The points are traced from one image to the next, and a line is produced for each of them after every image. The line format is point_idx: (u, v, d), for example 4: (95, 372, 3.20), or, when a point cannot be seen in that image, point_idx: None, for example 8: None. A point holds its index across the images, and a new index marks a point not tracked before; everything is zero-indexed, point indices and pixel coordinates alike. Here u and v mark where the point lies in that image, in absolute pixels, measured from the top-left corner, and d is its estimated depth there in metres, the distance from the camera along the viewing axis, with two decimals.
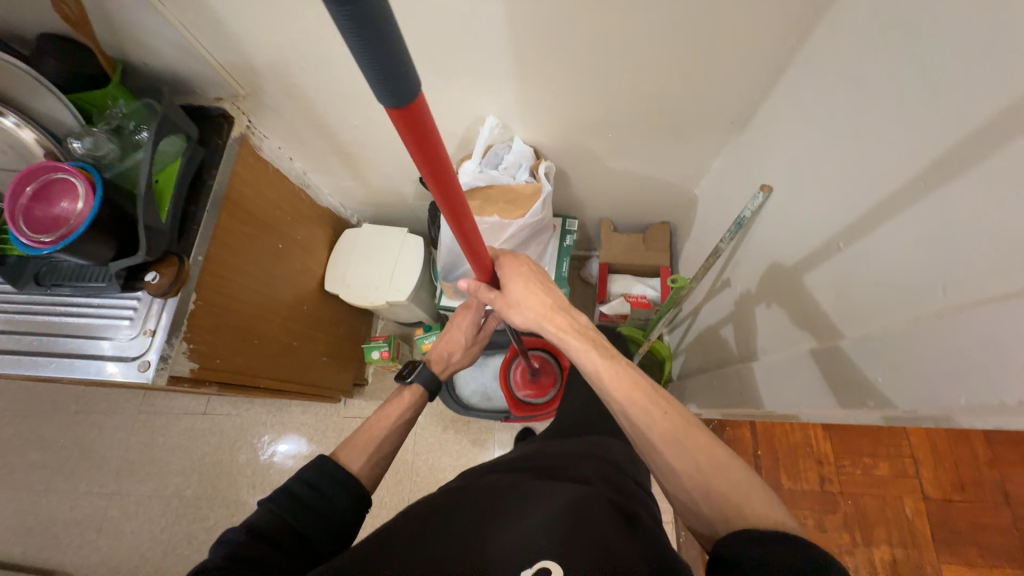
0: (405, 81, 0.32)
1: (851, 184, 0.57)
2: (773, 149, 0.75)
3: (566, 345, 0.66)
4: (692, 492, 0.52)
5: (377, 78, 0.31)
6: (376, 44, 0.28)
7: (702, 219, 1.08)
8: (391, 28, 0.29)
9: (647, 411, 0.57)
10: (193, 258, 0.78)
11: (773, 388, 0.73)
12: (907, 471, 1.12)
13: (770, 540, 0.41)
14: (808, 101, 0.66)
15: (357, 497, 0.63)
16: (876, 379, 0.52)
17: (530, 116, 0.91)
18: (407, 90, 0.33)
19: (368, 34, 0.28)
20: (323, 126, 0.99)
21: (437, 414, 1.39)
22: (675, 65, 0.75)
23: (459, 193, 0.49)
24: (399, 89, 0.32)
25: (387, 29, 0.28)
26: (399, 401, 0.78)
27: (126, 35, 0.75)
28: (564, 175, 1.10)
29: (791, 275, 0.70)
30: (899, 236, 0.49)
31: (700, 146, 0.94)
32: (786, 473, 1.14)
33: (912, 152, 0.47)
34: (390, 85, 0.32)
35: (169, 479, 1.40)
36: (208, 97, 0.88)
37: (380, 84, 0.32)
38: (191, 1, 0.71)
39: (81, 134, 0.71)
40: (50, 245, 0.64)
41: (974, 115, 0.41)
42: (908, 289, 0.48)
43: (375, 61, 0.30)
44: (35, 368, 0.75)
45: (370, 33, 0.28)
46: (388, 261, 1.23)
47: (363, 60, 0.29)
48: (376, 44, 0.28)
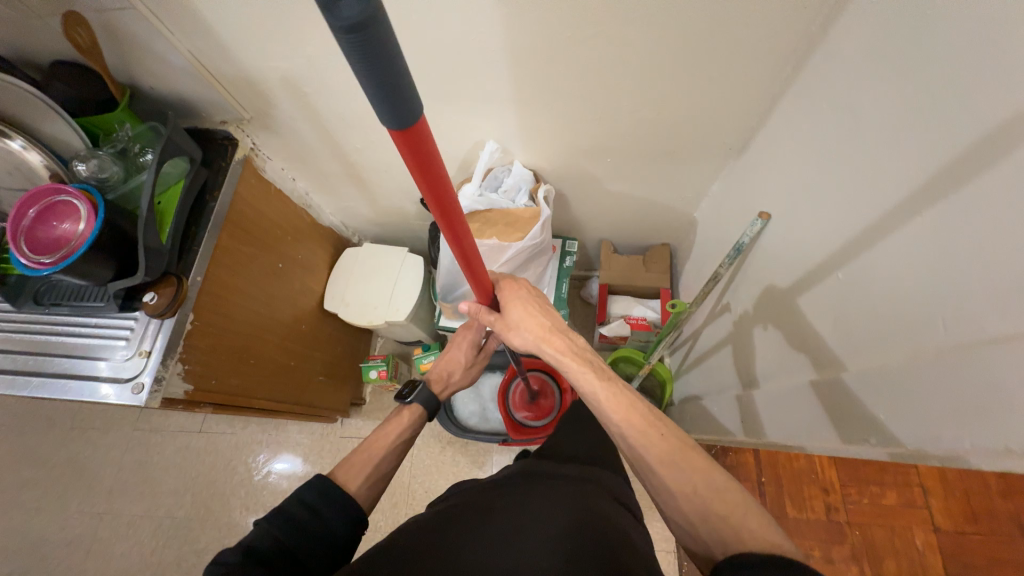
0: (409, 106, 0.32)
1: (845, 214, 0.57)
2: (770, 175, 0.76)
3: (564, 366, 0.64)
4: (690, 515, 0.51)
5: (380, 101, 0.32)
6: (379, 69, 0.29)
7: (701, 242, 1.09)
8: (395, 53, 0.29)
9: (642, 432, 0.56)
10: (192, 279, 0.78)
11: (774, 417, 0.71)
12: (915, 500, 1.07)
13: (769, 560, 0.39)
14: (803, 130, 0.66)
15: (355, 519, 0.61)
16: (879, 414, 0.51)
17: (529, 140, 0.92)
18: (409, 113, 0.33)
19: (371, 59, 0.28)
20: (326, 149, 1.01)
21: (435, 435, 1.37)
22: (672, 92, 0.76)
23: (461, 215, 0.49)
24: (402, 113, 0.33)
25: (389, 52, 0.28)
26: (397, 421, 0.77)
27: (135, 62, 0.77)
28: (563, 198, 1.11)
29: (790, 302, 0.70)
30: (895, 264, 0.49)
31: (699, 170, 0.95)
32: (790, 503, 1.16)
33: (903, 180, 0.48)
34: (393, 109, 0.32)
35: (161, 499, 1.37)
36: (213, 120, 0.90)
37: (383, 107, 0.32)
38: (200, 30, 0.73)
39: (87, 157, 0.72)
40: (49, 266, 0.64)
41: (962, 143, 0.41)
42: (908, 322, 0.48)
43: (377, 83, 0.30)
44: (28, 390, 0.74)
45: (374, 58, 0.28)
46: (388, 280, 1.23)
47: (365, 82, 0.30)
48: (378, 69, 0.29)
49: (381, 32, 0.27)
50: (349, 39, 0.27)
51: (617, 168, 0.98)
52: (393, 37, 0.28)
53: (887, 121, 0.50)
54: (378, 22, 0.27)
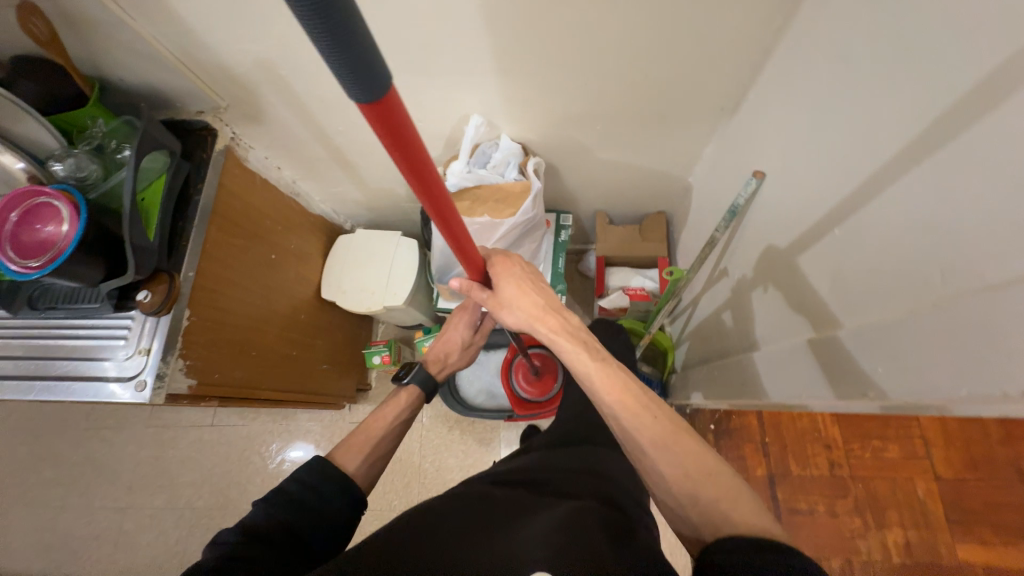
0: (376, 75, 0.31)
1: (840, 166, 0.55)
2: (764, 133, 0.73)
3: (557, 346, 0.65)
4: (681, 498, 0.52)
5: (344, 73, 0.30)
6: (338, 37, 0.27)
7: (697, 208, 1.07)
8: (354, 19, 0.27)
9: (635, 414, 0.57)
10: (184, 275, 0.78)
11: (773, 378, 0.72)
12: (916, 451, 1.11)
13: (757, 549, 0.42)
14: (795, 83, 0.64)
15: (354, 500, 0.62)
16: (875, 370, 0.50)
17: (515, 112, 0.89)
18: (377, 84, 0.31)
19: (332, 33, 0.27)
20: (308, 133, 0.98)
21: (442, 415, 1.39)
22: (659, 51, 0.73)
23: (444, 190, 0.48)
24: (370, 84, 0.31)
25: (351, 25, 0.27)
26: (395, 400, 0.78)
27: (100, 52, 0.74)
28: (555, 170, 1.09)
29: (786, 262, 0.69)
30: (892, 215, 0.48)
31: (692, 133, 0.92)
32: (794, 459, 1.15)
33: (899, 128, 0.46)
34: (358, 80, 0.30)
35: (181, 491, 1.41)
36: (189, 111, 0.87)
37: (348, 80, 0.30)
38: (163, 15, 0.70)
39: (63, 156, 0.71)
40: (38, 269, 0.63)
41: (958, 85, 0.39)
42: (907, 275, 0.47)
43: (341, 59, 0.29)
44: (34, 394, 0.75)
45: (330, 24, 0.26)
46: (383, 265, 1.22)
47: (325, 52, 0.28)
48: (337, 36, 0.27)
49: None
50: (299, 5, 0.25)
51: (608, 136, 0.95)
52: (350, 1, 0.26)
53: (882, 66, 0.47)
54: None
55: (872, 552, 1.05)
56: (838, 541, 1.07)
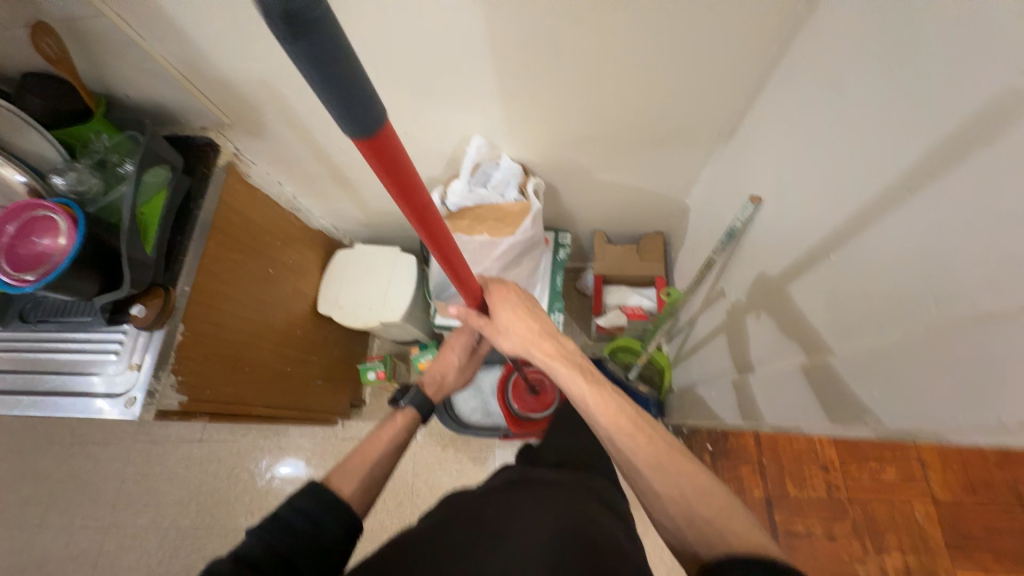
0: (370, 108, 0.31)
1: (834, 195, 0.57)
2: (760, 159, 0.75)
3: (553, 370, 0.65)
4: (678, 520, 0.51)
5: (336, 106, 0.30)
6: (333, 75, 0.28)
7: (694, 229, 1.08)
8: (350, 55, 0.28)
9: (631, 436, 0.57)
10: (180, 289, 0.77)
11: (771, 401, 0.71)
12: (915, 473, 1.09)
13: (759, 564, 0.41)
14: (789, 111, 0.66)
15: (348, 526, 0.61)
16: (873, 395, 0.51)
17: (516, 133, 0.91)
18: (372, 117, 0.32)
19: (325, 68, 0.27)
20: (310, 150, 0.99)
21: (437, 433, 1.37)
22: (658, 78, 0.75)
23: (439, 219, 0.49)
24: (365, 118, 0.32)
25: (341, 61, 0.27)
26: (390, 426, 0.77)
27: (108, 68, 0.75)
28: (554, 190, 1.10)
29: (780, 285, 0.70)
30: (887, 242, 0.49)
31: (689, 156, 0.94)
32: (791, 480, 1.16)
33: (893, 158, 0.47)
34: (353, 114, 0.31)
35: (166, 510, 1.37)
36: (193, 126, 0.88)
37: (343, 113, 0.31)
38: (172, 34, 0.71)
39: (63, 170, 0.70)
40: (33, 283, 0.63)
41: (949, 120, 0.41)
42: (902, 302, 0.47)
43: (334, 93, 0.29)
44: (19, 410, 0.74)
45: (327, 61, 0.27)
46: (381, 281, 1.22)
47: (320, 87, 0.29)
48: (333, 73, 0.28)
49: (332, 33, 0.26)
50: (295, 44, 0.26)
51: (606, 158, 0.96)
52: (345, 38, 0.27)
53: (876, 99, 0.49)
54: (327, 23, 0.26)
55: None
56: (836, 565, 1.05)
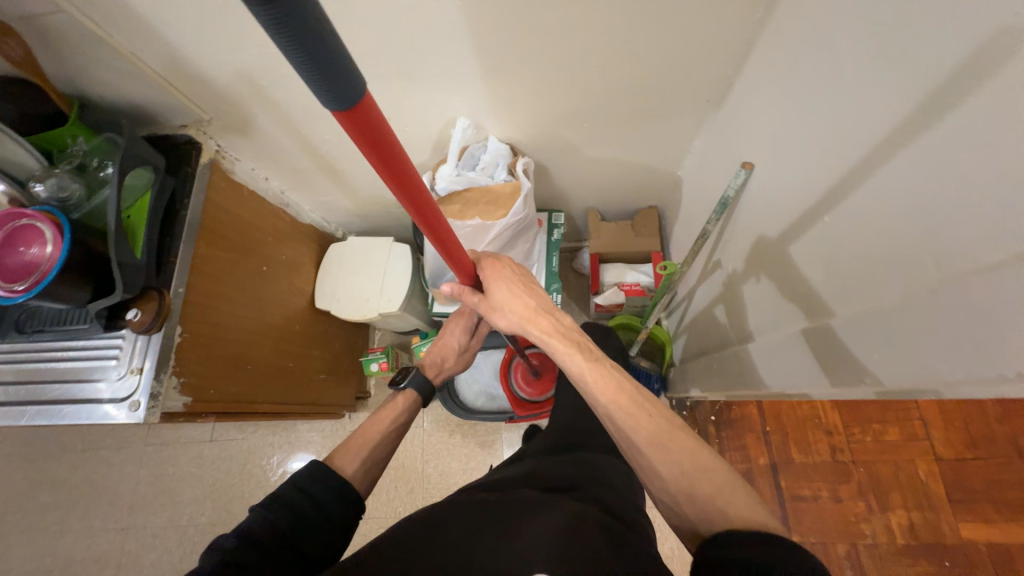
0: (350, 81, 0.31)
1: (827, 155, 0.55)
2: (751, 126, 0.74)
3: (550, 347, 0.65)
4: (677, 496, 0.52)
5: (315, 82, 0.29)
6: (309, 48, 0.27)
7: (688, 201, 1.07)
8: (325, 26, 0.27)
9: (630, 413, 0.57)
10: (173, 291, 0.77)
11: (770, 368, 0.72)
12: (916, 432, 1.12)
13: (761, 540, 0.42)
14: (780, 73, 0.64)
15: (346, 499, 0.62)
16: (871, 356, 0.51)
17: (502, 113, 0.89)
18: (352, 90, 0.31)
19: (300, 41, 0.26)
20: (295, 143, 0.97)
21: (443, 419, 1.38)
22: (644, 45, 0.73)
23: (427, 194, 0.48)
24: (345, 92, 0.31)
25: (318, 33, 0.27)
26: (392, 405, 0.78)
27: (79, 68, 0.73)
28: (545, 170, 1.08)
29: (776, 251, 0.69)
30: (881, 201, 0.48)
31: (680, 126, 0.92)
32: (796, 446, 1.16)
33: (887, 111, 0.46)
34: (333, 89, 0.30)
35: (183, 509, 1.40)
36: (173, 125, 0.87)
37: (322, 89, 0.30)
38: (141, 29, 0.69)
39: (43, 177, 0.69)
40: (24, 292, 0.63)
41: (941, 68, 0.39)
42: (899, 262, 0.46)
43: (312, 67, 0.28)
44: (25, 418, 0.74)
45: (301, 33, 0.26)
46: (377, 272, 1.21)
47: (296, 61, 0.28)
48: (309, 47, 0.27)
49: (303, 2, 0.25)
50: (267, 16, 0.24)
51: (596, 133, 0.95)
52: (320, 11, 0.26)
53: (866, 51, 0.47)
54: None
55: (877, 536, 1.06)
56: (842, 526, 1.08)
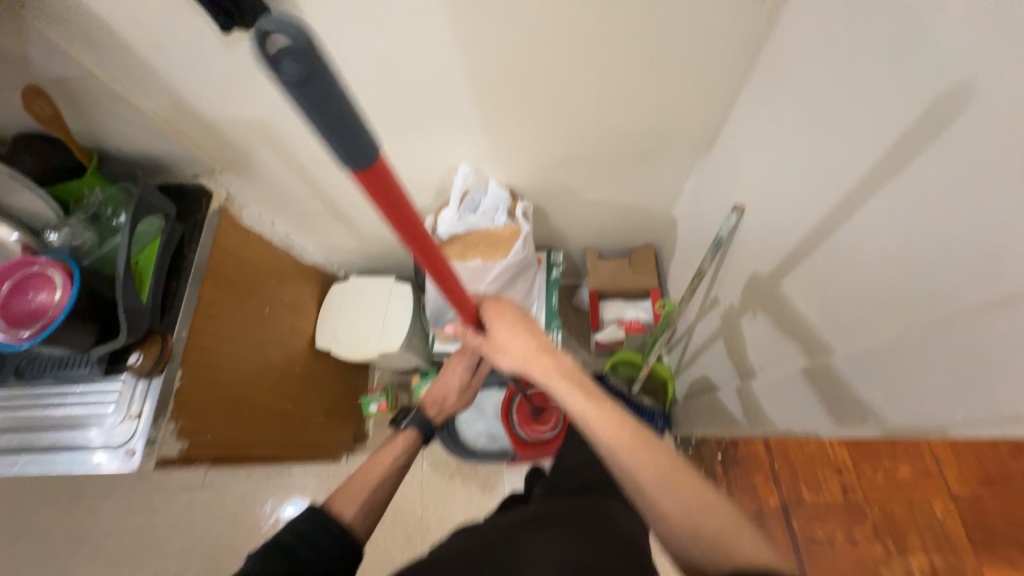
0: (366, 145, 0.33)
1: (810, 199, 0.58)
2: (739, 171, 0.77)
3: (551, 387, 0.64)
4: (683, 536, 0.52)
5: (334, 144, 0.32)
6: (330, 114, 0.29)
7: (683, 239, 1.09)
8: (347, 100, 0.30)
9: (633, 451, 0.56)
10: (177, 335, 0.77)
11: (775, 407, 0.71)
12: (928, 470, 1.09)
13: None
14: (763, 123, 0.68)
15: (349, 547, 0.60)
16: (871, 397, 0.51)
17: (501, 160, 0.93)
18: (368, 153, 0.33)
19: (321, 107, 0.29)
20: (302, 188, 1.01)
21: (442, 461, 1.35)
22: (634, 97, 0.78)
23: (433, 242, 0.50)
24: (361, 155, 0.33)
25: (339, 102, 0.29)
26: (393, 445, 0.76)
27: (101, 124, 0.77)
28: (543, 211, 1.12)
29: (771, 289, 0.71)
30: (865, 243, 0.50)
31: (672, 169, 0.96)
32: (805, 485, 1.13)
33: (860, 160, 0.49)
34: (350, 150, 0.32)
35: (168, 562, 1.33)
36: (185, 174, 0.90)
37: (340, 149, 0.32)
38: (163, 89, 0.74)
39: (58, 225, 0.72)
40: (29, 338, 0.63)
41: (904, 122, 0.43)
42: (887, 302, 0.48)
43: (332, 131, 0.30)
44: (17, 468, 0.73)
45: (324, 106, 0.29)
46: (378, 312, 1.22)
47: (319, 126, 0.30)
48: (329, 113, 0.29)
49: (328, 77, 0.28)
50: (296, 89, 0.27)
51: (591, 177, 0.99)
52: (342, 84, 0.29)
53: (838, 104, 0.51)
54: (324, 73, 0.27)
55: None
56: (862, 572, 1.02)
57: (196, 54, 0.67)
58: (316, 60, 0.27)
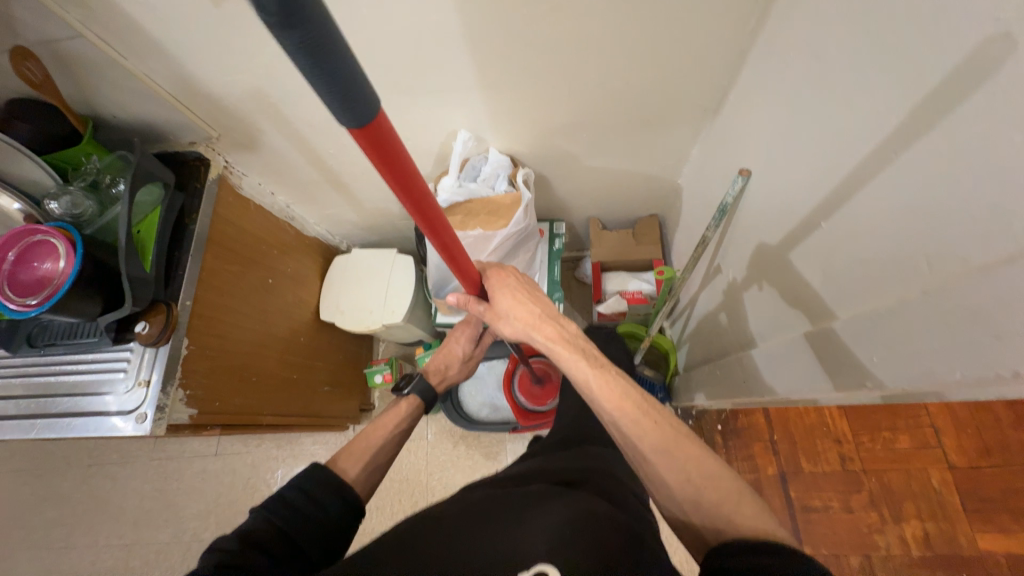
0: (365, 99, 0.32)
1: (818, 162, 0.56)
2: (745, 135, 0.75)
3: (555, 353, 0.65)
4: (684, 504, 0.52)
5: (333, 98, 0.31)
6: (325, 63, 0.28)
7: (688, 209, 1.07)
8: (345, 50, 0.29)
9: (636, 420, 0.57)
10: (182, 304, 0.78)
11: (774, 374, 0.71)
12: (928, 441, 1.11)
13: (760, 551, 0.42)
14: (773, 81, 0.65)
15: (350, 502, 0.62)
16: (871, 359, 0.51)
17: (503, 126, 0.91)
18: (367, 110, 0.33)
19: (318, 57, 0.28)
20: (302, 158, 0.99)
21: (447, 430, 1.38)
22: (638, 54, 0.74)
23: (436, 207, 0.49)
24: (360, 109, 0.32)
25: (336, 50, 0.28)
26: (395, 410, 0.78)
27: (93, 88, 0.75)
28: (544, 181, 1.10)
29: (776, 257, 0.70)
30: (874, 208, 0.49)
31: (678, 135, 0.93)
32: (805, 456, 1.14)
33: (876, 118, 0.46)
34: (348, 104, 0.32)
35: (187, 523, 1.39)
36: (182, 143, 0.89)
37: (339, 104, 0.31)
38: (150, 50, 0.71)
39: (57, 194, 0.72)
40: (37, 306, 0.64)
41: (926, 77, 0.40)
42: (892, 265, 0.47)
43: (329, 84, 0.30)
44: (35, 432, 0.75)
45: (321, 56, 0.28)
46: (380, 282, 1.23)
47: (315, 80, 0.29)
48: (327, 64, 0.28)
49: (326, 26, 0.27)
50: (291, 38, 0.26)
51: (594, 144, 0.96)
52: (339, 33, 0.28)
53: (852, 58, 0.49)
54: (318, 17, 0.26)
55: (893, 547, 1.03)
56: (854, 537, 1.05)
57: (181, 12, 0.65)
58: (311, 3, 0.25)
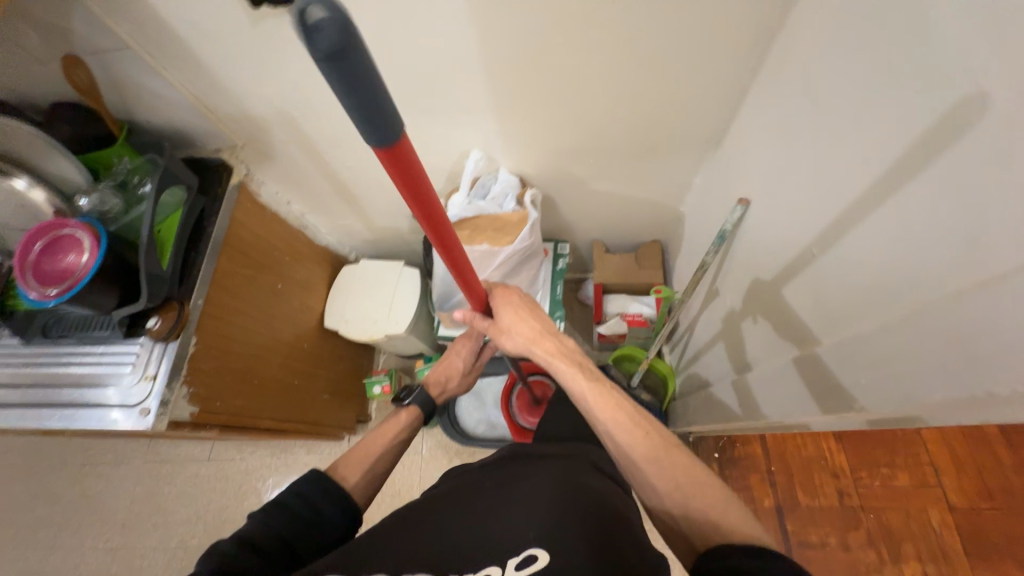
0: (390, 122, 0.35)
1: (811, 193, 0.59)
2: (745, 165, 0.78)
3: (555, 368, 0.67)
4: (671, 510, 0.53)
5: (361, 120, 0.34)
6: (357, 88, 0.31)
7: (689, 235, 1.10)
8: (376, 80, 0.32)
9: (629, 429, 0.58)
10: (193, 302, 0.81)
11: (767, 397, 0.72)
12: (926, 479, 1.09)
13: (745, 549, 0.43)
14: (771, 117, 0.68)
15: (344, 507, 0.62)
16: (860, 380, 0.52)
17: (513, 149, 0.95)
18: (392, 132, 0.36)
19: (352, 84, 0.30)
20: (319, 169, 1.04)
21: (442, 445, 1.37)
22: (645, 86, 0.78)
23: (448, 226, 0.52)
24: (384, 130, 0.35)
25: (368, 78, 0.31)
26: (394, 419, 0.78)
27: (133, 95, 0.81)
28: (551, 202, 1.13)
29: (772, 283, 0.72)
30: (862, 237, 0.51)
31: (681, 163, 0.97)
32: (801, 489, 1.13)
33: (863, 152, 0.49)
34: (374, 125, 0.34)
35: (174, 529, 1.37)
36: (208, 149, 0.93)
37: (366, 126, 0.34)
38: (189, 64, 0.77)
39: (88, 191, 0.76)
40: (56, 297, 0.66)
41: (904, 116, 0.44)
42: (881, 290, 0.49)
43: (359, 107, 0.32)
44: (37, 422, 0.76)
45: (355, 83, 0.30)
46: (386, 293, 1.25)
47: (348, 104, 0.32)
48: (359, 91, 0.31)
49: (361, 60, 0.30)
50: (331, 69, 0.29)
51: (601, 168, 1.00)
52: (372, 65, 0.31)
53: (840, 98, 0.52)
54: (355, 53, 0.29)
55: None
56: None
57: (222, 30, 0.70)
58: (350, 40, 0.28)
